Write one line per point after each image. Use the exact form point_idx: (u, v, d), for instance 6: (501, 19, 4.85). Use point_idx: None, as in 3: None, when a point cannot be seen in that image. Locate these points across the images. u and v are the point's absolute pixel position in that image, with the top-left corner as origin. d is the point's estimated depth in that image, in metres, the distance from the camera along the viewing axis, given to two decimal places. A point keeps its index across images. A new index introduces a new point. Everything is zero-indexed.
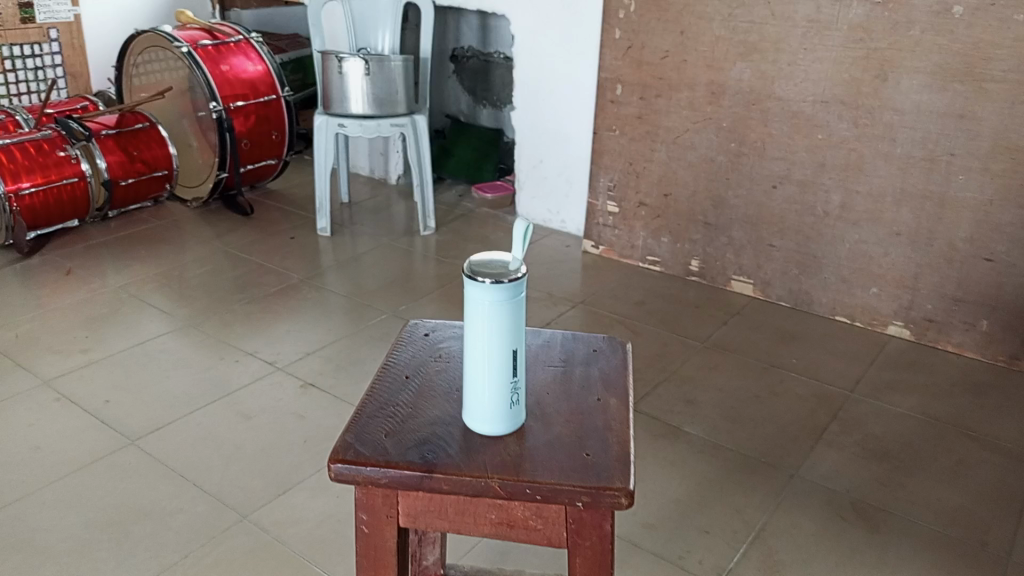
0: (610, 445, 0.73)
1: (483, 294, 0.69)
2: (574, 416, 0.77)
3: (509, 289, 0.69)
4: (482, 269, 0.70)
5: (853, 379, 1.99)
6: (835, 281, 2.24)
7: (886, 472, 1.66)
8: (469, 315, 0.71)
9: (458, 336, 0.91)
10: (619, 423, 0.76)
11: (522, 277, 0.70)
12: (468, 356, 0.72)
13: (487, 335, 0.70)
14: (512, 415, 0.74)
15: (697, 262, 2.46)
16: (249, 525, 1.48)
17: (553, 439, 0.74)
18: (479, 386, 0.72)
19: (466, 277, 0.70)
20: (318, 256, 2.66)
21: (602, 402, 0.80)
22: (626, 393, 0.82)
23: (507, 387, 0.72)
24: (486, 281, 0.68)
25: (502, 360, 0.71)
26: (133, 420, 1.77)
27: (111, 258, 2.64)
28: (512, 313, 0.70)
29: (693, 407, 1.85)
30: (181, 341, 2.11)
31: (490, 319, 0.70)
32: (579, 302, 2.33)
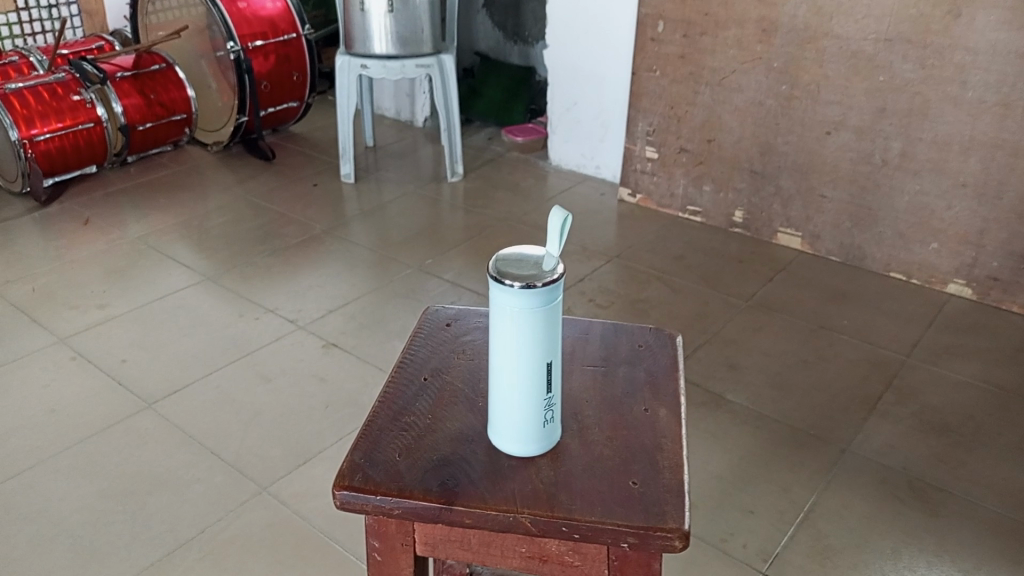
0: (659, 470, 0.63)
1: (510, 299, 0.58)
2: (618, 431, 0.67)
3: (542, 294, 0.58)
4: (509, 270, 0.59)
5: (908, 342, 1.85)
6: (891, 235, 2.09)
7: (946, 448, 1.54)
8: (495, 322, 0.60)
9: (483, 327, 0.81)
10: (670, 441, 0.66)
11: (559, 279, 0.59)
12: (493, 366, 0.62)
13: (516, 345, 0.60)
14: (546, 436, 0.64)
15: (741, 213, 2.31)
16: (268, 499, 1.41)
17: (593, 461, 0.64)
18: (508, 403, 0.62)
19: (490, 278, 0.59)
20: (342, 205, 2.55)
21: (649, 413, 0.69)
22: (677, 400, 0.71)
23: (540, 405, 0.62)
24: (516, 285, 0.58)
25: (533, 375, 0.61)
26: (151, 381, 1.71)
27: (129, 206, 2.56)
28: (545, 320, 0.59)
29: (736, 372, 1.74)
30: (201, 296, 2.04)
31: (520, 329, 0.59)
32: (613, 256, 2.21)
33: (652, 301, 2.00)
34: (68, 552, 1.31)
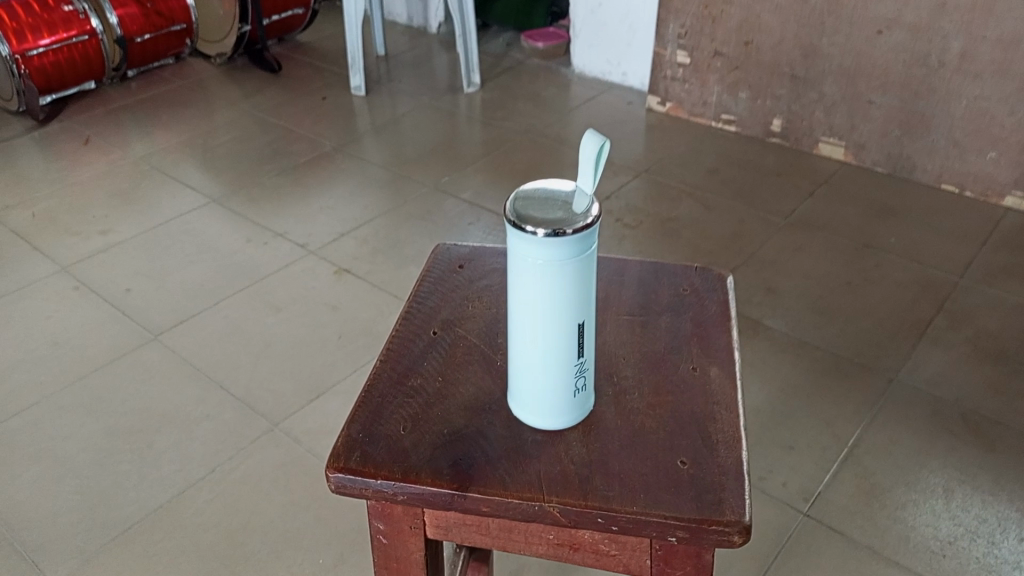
0: (712, 446, 0.53)
1: (533, 249, 0.48)
2: (661, 398, 0.57)
3: (572, 242, 0.47)
4: (529, 213, 0.48)
5: (962, 261, 1.72)
6: (944, 144, 1.92)
7: (1003, 377, 1.43)
8: (514, 275, 0.50)
9: (501, 268, 0.71)
10: (724, 410, 0.56)
11: (593, 224, 0.48)
12: (512, 328, 0.52)
13: (542, 304, 0.50)
14: (577, 408, 0.54)
15: (780, 121, 2.15)
16: (279, 436, 1.34)
17: (633, 436, 0.54)
18: (531, 372, 0.52)
19: (507, 222, 0.49)
20: (353, 119, 2.42)
21: (697, 373, 0.59)
22: (728, 358, 0.61)
23: (570, 374, 0.52)
24: (539, 232, 0.47)
25: (562, 340, 0.50)
26: (157, 311, 1.63)
27: (132, 124, 2.43)
28: (576, 274, 0.49)
29: (775, 297, 1.62)
30: (208, 220, 1.94)
31: (544, 283, 0.49)
32: (642, 171, 2.07)
33: (683, 220, 1.87)
34: (75, 494, 1.25)
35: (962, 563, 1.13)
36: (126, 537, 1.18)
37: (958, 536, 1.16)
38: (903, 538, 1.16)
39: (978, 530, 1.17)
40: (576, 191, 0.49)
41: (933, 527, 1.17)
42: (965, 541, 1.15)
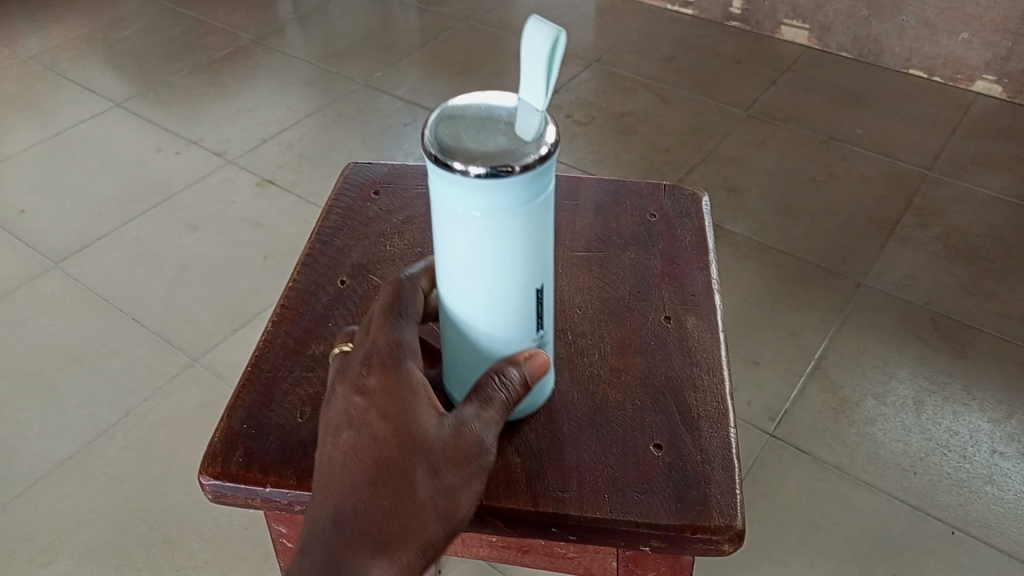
0: (687, 431, 0.50)
1: (467, 195, 0.40)
2: (629, 360, 0.55)
3: (519, 183, 0.39)
4: (457, 143, 0.39)
5: (931, 153, 1.62)
6: (914, 24, 1.79)
7: (974, 277, 1.36)
8: (448, 223, 0.42)
9: (415, 200, 0.71)
10: (707, 374, 0.54)
11: (546, 157, 0.39)
12: (448, 279, 0.46)
13: (486, 257, 0.43)
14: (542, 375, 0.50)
15: (740, 2, 1.99)
16: (200, 372, 1.21)
17: (597, 422, 0.51)
18: (479, 331, 0.47)
19: (429, 157, 0.40)
20: (274, 8, 2.17)
21: (672, 325, 0.57)
22: (702, 313, 0.58)
23: (526, 325, 0.48)
24: (475, 175, 0.38)
25: (511, 294, 0.45)
26: (57, 235, 1.46)
27: (21, 17, 2.16)
28: (526, 221, 0.42)
29: (737, 198, 1.51)
30: (111, 127, 1.74)
31: (485, 233, 0.42)
32: (594, 61, 1.90)
33: (638, 115, 1.73)
34: None
35: (933, 480, 1.07)
36: (29, 496, 1.06)
37: (928, 451, 1.10)
38: (872, 455, 1.10)
39: (949, 444, 1.11)
40: (521, 105, 0.40)
41: (902, 443, 1.11)
42: (936, 456, 1.10)
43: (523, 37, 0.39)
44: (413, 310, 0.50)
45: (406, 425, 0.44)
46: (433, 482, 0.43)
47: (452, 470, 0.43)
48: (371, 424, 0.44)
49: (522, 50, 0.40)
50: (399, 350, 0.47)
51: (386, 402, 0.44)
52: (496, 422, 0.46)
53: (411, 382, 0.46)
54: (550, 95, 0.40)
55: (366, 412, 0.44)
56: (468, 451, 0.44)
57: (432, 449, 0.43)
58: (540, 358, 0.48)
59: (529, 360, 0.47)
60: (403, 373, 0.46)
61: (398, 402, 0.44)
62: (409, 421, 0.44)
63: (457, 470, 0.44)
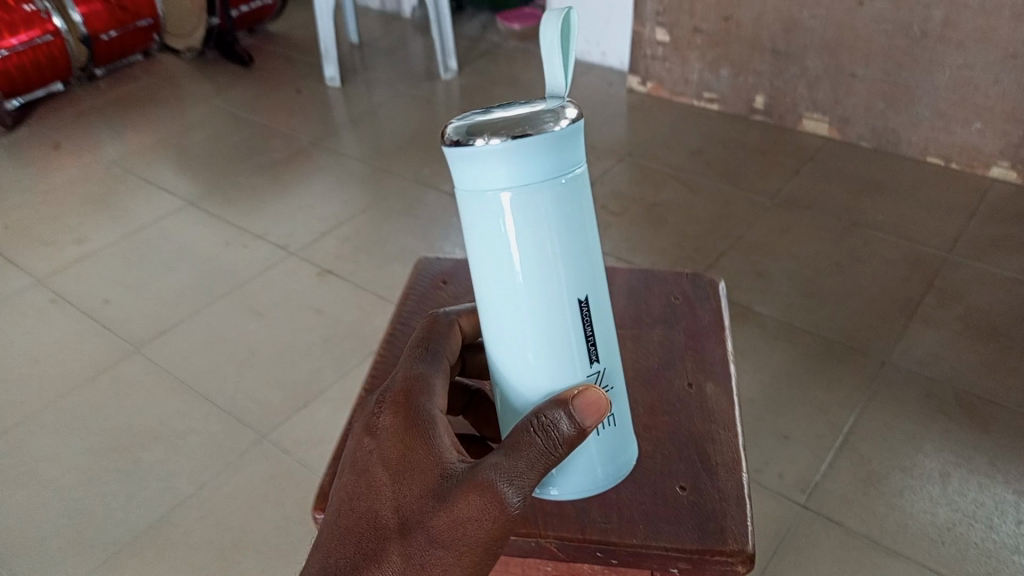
0: (708, 474, 0.59)
1: (492, 171, 0.45)
2: (658, 419, 0.63)
3: (538, 149, 0.44)
4: (475, 123, 0.45)
5: (950, 236, 1.70)
6: (929, 116, 1.90)
7: (995, 353, 1.42)
8: (479, 210, 0.48)
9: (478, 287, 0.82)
10: (723, 429, 0.62)
11: (564, 125, 0.44)
12: (486, 277, 0.51)
13: (517, 241, 0.48)
14: (613, 441, 0.55)
15: (762, 98, 2.13)
16: (268, 448, 1.31)
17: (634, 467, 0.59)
18: (518, 330, 0.51)
19: (449, 147, 0.46)
20: (329, 112, 2.37)
21: (694, 389, 0.66)
22: (721, 376, 0.67)
23: (568, 329, 0.51)
24: (498, 143, 0.44)
25: (547, 285, 0.49)
26: (137, 322, 1.60)
27: (102, 125, 2.38)
28: (550, 198, 0.47)
29: (765, 281, 1.61)
30: (184, 224, 1.90)
31: (515, 210, 0.47)
32: (626, 155, 2.04)
33: (669, 205, 1.84)
34: (62, 517, 1.23)
35: (961, 549, 1.12)
36: (115, 562, 1.16)
37: (956, 522, 1.15)
38: (901, 526, 1.15)
39: (975, 514, 1.16)
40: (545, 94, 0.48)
41: (931, 513, 1.17)
42: (963, 526, 1.15)
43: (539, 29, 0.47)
44: (444, 349, 0.58)
45: (411, 462, 0.49)
46: (424, 533, 0.47)
47: (449, 512, 0.46)
48: (376, 469, 0.50)
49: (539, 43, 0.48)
50: (414, 396, 0.53)
51: (396, 439, 0.51)
52: (524, 474, 0.46)
53: (426, 421, 0.51)
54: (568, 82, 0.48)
55: (373, 457, 0.51)
56: (476, 498, 0.46)
57: (429, 490, 0.48)
58: (593, 394, 0.48)
59: (581, 398, 0.48)
60: (409, 423, 0.51)
61: (409, 441, 0.50)
62: (415, 459, 0.49)
63: (453, 526, 0.46)
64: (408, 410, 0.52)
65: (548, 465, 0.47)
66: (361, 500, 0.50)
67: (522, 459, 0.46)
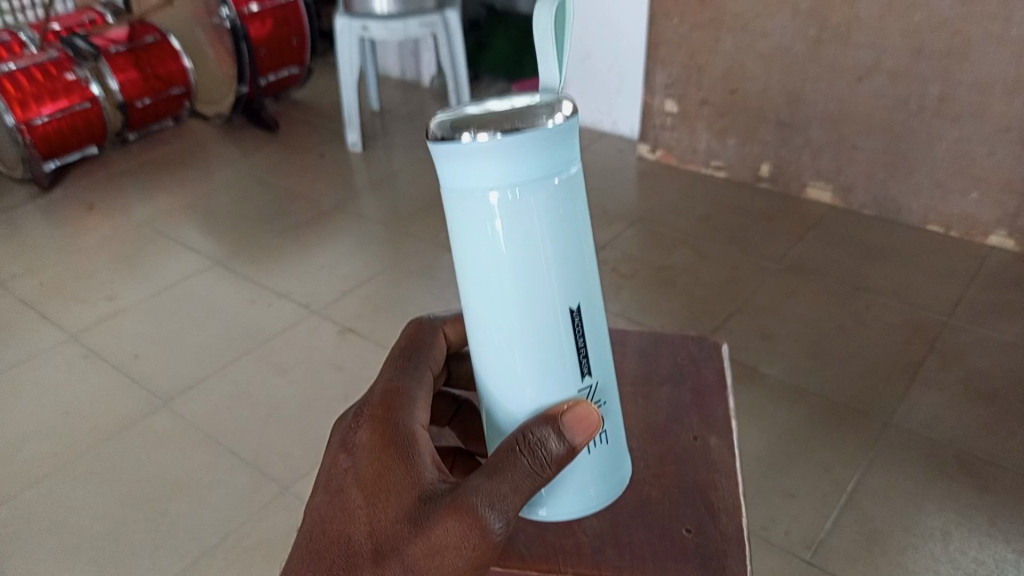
0: (713, 517, 0.64)
1: (481, 171, 0.47)
2: (666, 468, 0.68)
3: (528, 149, 0.46)
4: (464, 119, 0.47)
5: (950, 301, 1.76)
6: (928, 185, 1.98)
7: (995, 417, 1.46)
8: (468, 210, 0.49)
9: None
10: (725, 478, 0.67)
11: (554, 123, 0.47)
12: (475, 279, 0.52)
13: (505, 243, 0.50)
14: (606, 462, 0.62)
15: (767, 166, 2.21)
16: (290, 500, 1.36)
17: (644, 512, 0.64)
18: (507, 333, 0.53)
19: (437, 144, 0.48)
20: (351, 176, 2.47)
21: (699, 442, 0.71)
22: (725, 430, 0.73)
23: (557, 334, 0.53)
24: (486, 139, 0.46)
25: (537, 289, 0.51)
26: (165, 377, 1.66)
27: (133, 187, 2.49)
28: (542, 198, 0.49)
29: (771, 343, 1.66)
30: (211, 282, 1.98)
31: (503, 210, 0.48)
32: (636, 220, 2.12)
33: (678, 268, 1.91)
34: (90, 565, 1.27)
35: None
36: None
37: None
38: None
39: (977, 572, 1.19)
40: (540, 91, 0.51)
41: (934, 572, 1.20)
42: None
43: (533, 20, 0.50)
44: (422, 371, 0.63)
45: (390, 483, 0.54)
46: (400, 552, 0.51)
47: (428, 534, 0.50)
48: (353, 490, 0.54)
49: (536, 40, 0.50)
50: (390, 417, 0.58)
51: (375, 458, 0.55)
52: (507, 497, 0.50)
53: (406, 441, 0.56)
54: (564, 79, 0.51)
55: (350, 477, 0.55)
56: (459, 523, 0.49)
57: (408, 511, 0.52)
58: (584, 409, 0.51)
59: (572, 413, 0.51)
60: (385, 445, 0.56)
61: (389, 461, 0.55)
62: (393, 481, 0.54)
63: (428, 546, 0.50)
64: (388, 429, 0.57)
65: (532, 486, 0.50)
66: (339, 518, 0.54)
67: (505, 482, 0.50)
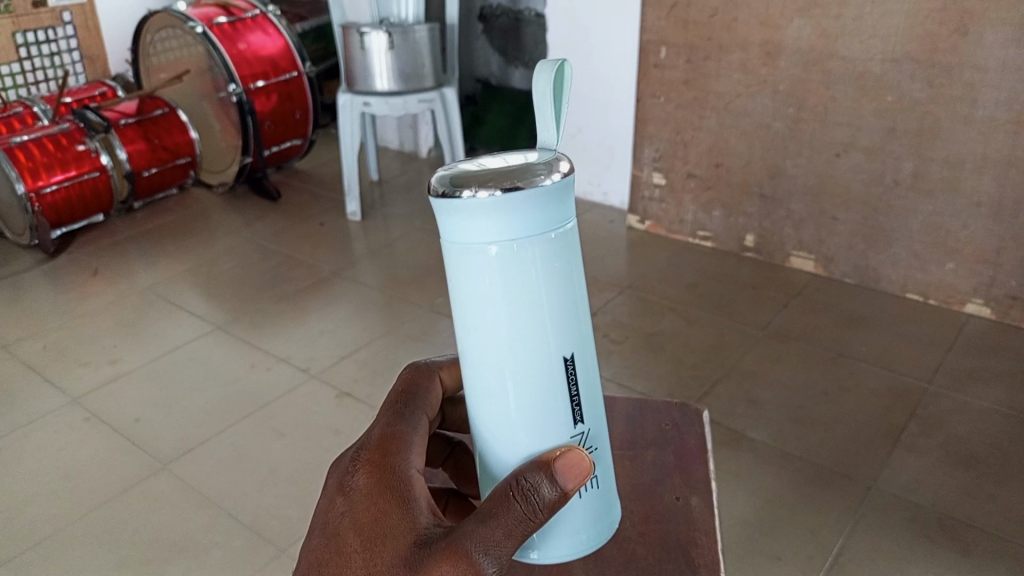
0: (692, 570, 0.68)
1: (480, 227, 0.49)
2: (650, 525, 0.73)
3: (525, 206, 0.48)
4: (461, 177, 0.49)
5: (930, 368, 1.82)
6: (906, 256, 2.06)
7: (974, 481, 1.50)
8: (465, 264, 0.51)
9: None
10: (704, 534, 0.72)
11: (553, 180, 0.48)
12: (470, 332, 0.53)
13: (502, 297, 0.51)
14: (598, 504, 0.59)
15: (752, 237, 2.30)
16: (286, 562, 1.38)
17: (630, 563, 0.69)
18: (502, 386, 0.54)
19: (437, 199, 0.49)
20: (349, 244, 2.54)
21: (682, 502, 0.76)
22: (707, 489, 0.77)
23: (551, 387, 0.54)
24: (485, 196, 0.47)
25: (531, 342, 0.52)
26: (165, 440, 1.70)
27: (137, 254, 2.55)
28: (538, 253, 0.50)
29: (757, 408, 1.71)
30: (212, 347, 2.03)
31: (499, 264, 0.50)
32: (626, 288, 2.19)
33: (666, 334, 1.97)
34: None
35: None
36: None
37: None
38: None
39: None
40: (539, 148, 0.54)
41: None
42: None
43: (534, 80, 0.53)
44: (419, 411, 0.63)
45: (386, 528, 0.55)
46: None
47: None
48: (350, 534, 0.56)
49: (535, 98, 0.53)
50: (385, 459, 0.58)
51: (371, 502, 0.56)
52: (500, 542, 0.51)
53: (401, 485, 0.57)
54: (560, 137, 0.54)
55: (347, 521, 0.56)
56: (453, 566, 0.51)
57: (403, 556, 0.53)
58: (577, 455, 0.52)
59: (564, 460, 0.52)
60: (380, 489, 0.57)
61: (385, 505, 0.56)
62: (389, 525, 0.55)
63: None
64: (384, 472, 0.58)
65: (525, 531, 0.51)
66: (336, 561, 0.56)
67: (498, 528, 0.51)
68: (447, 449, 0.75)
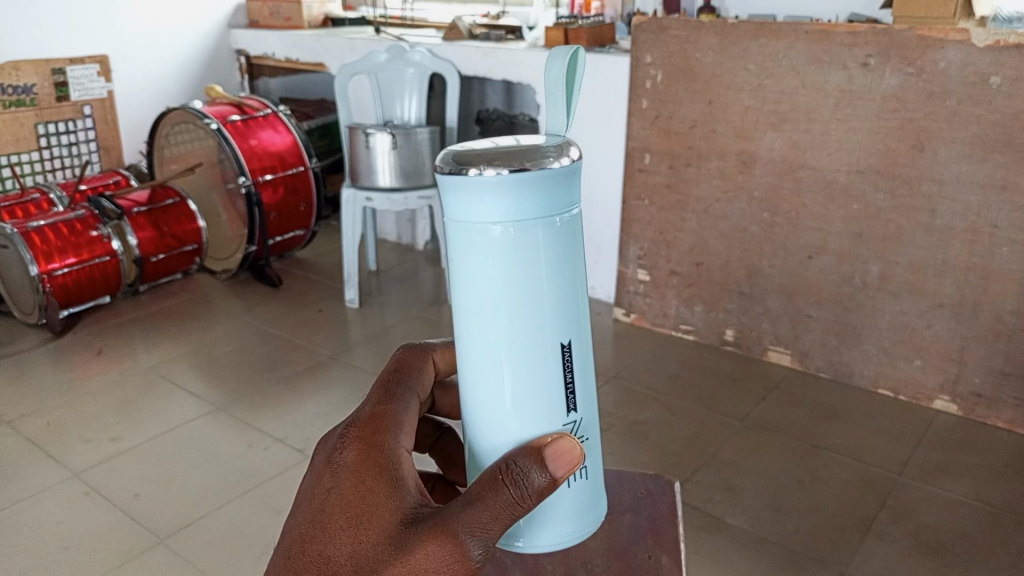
0: None
1: (489, 206, 0.56)
2: None
3: (531, 188, 0.56)
4: (467, 157, 0.56)
5: (900, 460, 1.91)
6: (877, 352, 2.17)
7: (941, 568, 1.57)
8: (470, 242, 0.58)
9: None
10: None
11: (559, 165, 0.56)
12: (471, 312, 0.60)
13: (502, 276, 0.58)
14: (586, 494, 0.68)
15: (732, 331, 2.41)
16: None
17: None
18: (500, 363, 0.60)
19: (445, 176, 0.57)
20: (346, 330, 2.65)
21: (652, 560, 0.80)
22: (676, 548, 0.81)
23: (546, 368, 0.60)
24: (493, 173, 0.55)
25: (528, 323, 0.59)
26: (162, 515, 1.75)
27: (141, 335, 2.65)
28: (540, 236, 0.57)
29: (734, 495, 1.78)
30: (211, 427, 2.10)
31: (503, 242, 0.57)
32: (611, 377, 2.28)
33: (650, 423, 2.06)
34: None
35: None
36: None
37: None
38: None
39: None
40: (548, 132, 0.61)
41: None
42: None
43: (546, 67, 0.60)
44: (408, 395, 0.69)
45: (372, 505, 0.60)
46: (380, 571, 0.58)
47: (412, 555, 0.57)
48: (336, 508, 0.61)
49: (546, 87, 0.60)
50: (373, 438, 0.64)
51: (357, 479, 0.62)
52: (486, 526, 0.57)
53: (389, 465, 0.62)
54: (570, 122, 0.62)
55: (334, 496, 0.62)
56: (439, 547, 0.57)
57: (390, 533, 0.59)
58: (567, 444, 0.58)
59: (555, 447, 0.57)
60: (367, 468, 0.62)
61: (371, 483, 0.61)
62: (375, 504, 0.60)
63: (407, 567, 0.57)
64: (372, 451, 0.63)
65: (511, 515, 0.57)
66: (321, 536, 0.61)
67: (486, 511, 0.57)
68: (436, 434, 0.83)
